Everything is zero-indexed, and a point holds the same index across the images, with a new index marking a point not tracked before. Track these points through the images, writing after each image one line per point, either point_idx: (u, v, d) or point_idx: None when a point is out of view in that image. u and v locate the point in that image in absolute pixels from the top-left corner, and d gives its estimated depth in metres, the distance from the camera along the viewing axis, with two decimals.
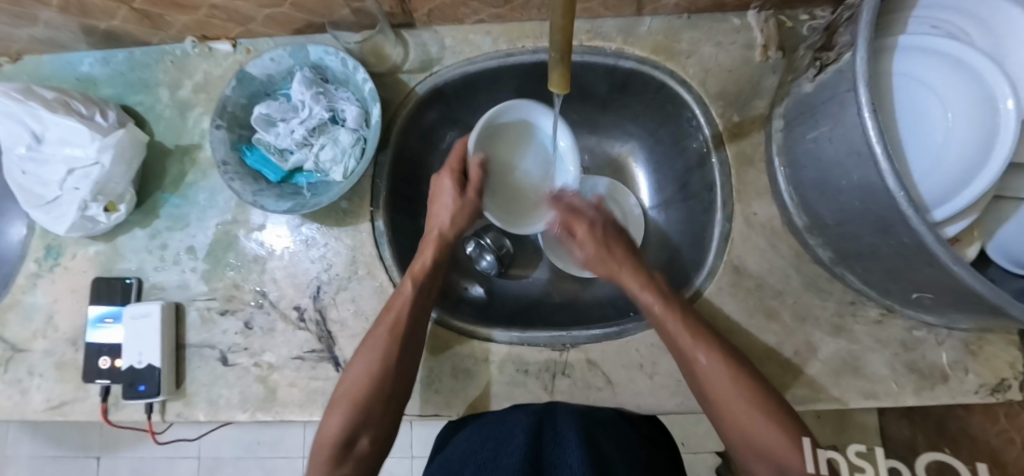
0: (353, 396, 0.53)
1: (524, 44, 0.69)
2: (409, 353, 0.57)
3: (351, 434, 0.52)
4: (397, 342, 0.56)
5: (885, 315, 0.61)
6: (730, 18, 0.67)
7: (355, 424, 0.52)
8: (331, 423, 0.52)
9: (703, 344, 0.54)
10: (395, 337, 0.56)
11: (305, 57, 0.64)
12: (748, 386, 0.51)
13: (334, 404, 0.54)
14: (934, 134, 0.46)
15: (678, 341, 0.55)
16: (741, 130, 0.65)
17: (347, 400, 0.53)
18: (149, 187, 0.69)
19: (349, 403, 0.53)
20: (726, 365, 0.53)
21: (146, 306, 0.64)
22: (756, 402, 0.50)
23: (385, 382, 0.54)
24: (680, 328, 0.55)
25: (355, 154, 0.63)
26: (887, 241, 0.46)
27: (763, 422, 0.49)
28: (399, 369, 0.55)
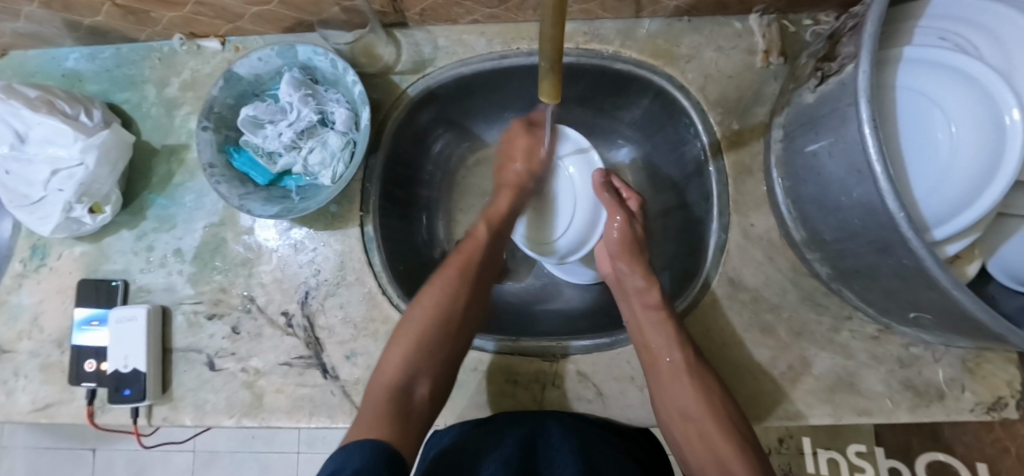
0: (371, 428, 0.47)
1: (519, 45, 0.67)
2: (474, 296, 0.60)
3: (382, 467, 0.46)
4: (465, 281, 0.59)
5: (882, 331, 0.60)
6: (732, 21, 0.65)
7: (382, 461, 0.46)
8: (392, 363, 0.53)
9: (703, 413, 0.53)
10: (465, 276, 0.59)
11: (294, 57, 0.62)
12: (733, 438, 0.51)
13: (398, 335, 0.56)
14: (938, 150, 0.44)
15: (679, 406, 0.54)
16: (740, 138, 0.63)
17: (411, 336, 0.55)
18: (136, 188, 0.67)
19: (413, 340, 0.54)
20: (717, 418, 0.53)
21: (132, 309, 0.63)
22: (742, 458, 0.50)
23: (446, 330, 0.56)
24: (681, 396, 0.54)
25: (345, 158, 0.61)
26: (886, 261, 0.45)
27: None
28: (463, 310, 0.58)
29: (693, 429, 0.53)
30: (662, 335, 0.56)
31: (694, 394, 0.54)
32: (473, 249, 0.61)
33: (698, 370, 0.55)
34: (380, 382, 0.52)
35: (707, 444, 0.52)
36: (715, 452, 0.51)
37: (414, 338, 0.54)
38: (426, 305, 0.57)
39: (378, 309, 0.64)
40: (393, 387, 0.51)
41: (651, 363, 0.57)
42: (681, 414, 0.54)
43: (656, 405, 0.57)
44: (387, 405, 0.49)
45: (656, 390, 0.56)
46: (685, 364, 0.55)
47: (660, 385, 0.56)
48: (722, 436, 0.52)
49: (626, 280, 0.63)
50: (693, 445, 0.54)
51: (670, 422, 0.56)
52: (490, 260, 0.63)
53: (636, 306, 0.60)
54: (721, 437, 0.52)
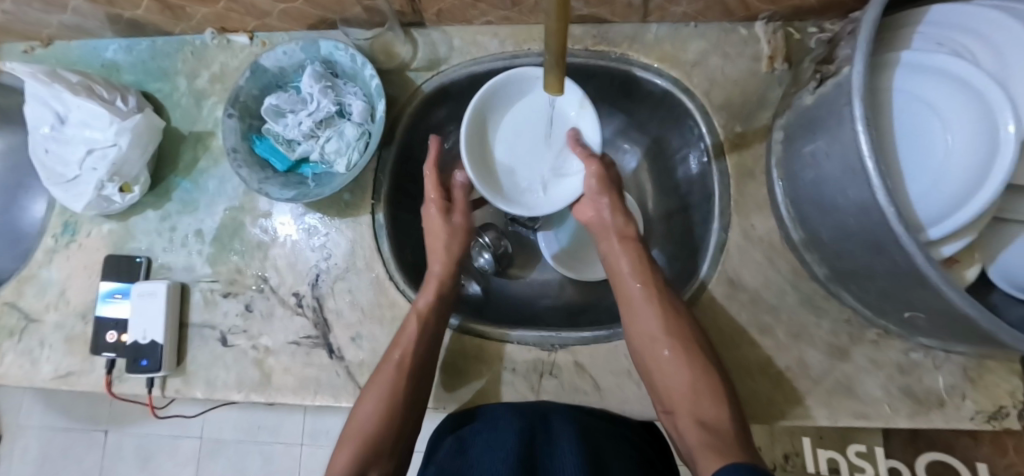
0: (362, 435, 0.54)
1: (530, 46, 0.70)
2: (424, 366, 0.59)
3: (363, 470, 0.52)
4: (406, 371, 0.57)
5: (883, 336, 0.60)
6: (738, 28, 0.67)
7: (365, 463, 0.52)
8: (341, 460, 0.52)
9: (671, 341, 0.56)
10: (404, 369, 0.57)
11: (317, 51, 0.66)
12: (694, 365, 0.54)
13: (342, 441, 0.54)
14: (933, 153, 0.46)
15: (649, 332, 0.57)
16: (743, 140, 0.65)
17: (355, 440, 0.54)
18: (163, 171, 0.71)
19: (357, 437, 0.54)
20: (680, 341, 0.56)
21: (153, 285, 0.66)
22: (704, 380, 0.53)
23: (391, 405, 0.55)
24: (649, 320, 0.57)
25: (359, 148, 0.65)
26: (881, 261, 0.46)
27: (707, 402, 0.52)
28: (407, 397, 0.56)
29: (657, 353, 0.56)
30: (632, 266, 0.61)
31: (659, 317, 0.57)
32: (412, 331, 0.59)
33: (664, 298, 0.58)
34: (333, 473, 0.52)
35: (674, 371, 0.54)
36: (680, 376, 0.54)
37: (362, 439, 0.53)
38: (371, 397, 0.56)
39: (385, 294, 0.66)
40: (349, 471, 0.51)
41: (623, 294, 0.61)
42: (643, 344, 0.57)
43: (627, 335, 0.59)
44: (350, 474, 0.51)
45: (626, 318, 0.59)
46: (653, 293, 0.59)
47: (630, 313, 0.59)
48: (684, 365, 0.54)
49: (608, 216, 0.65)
50: (659, 375, 0.56)
51: (642, 355, 0.57)
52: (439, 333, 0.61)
53: (621, 246, 0.63)
54: (685, 362, 0.54)
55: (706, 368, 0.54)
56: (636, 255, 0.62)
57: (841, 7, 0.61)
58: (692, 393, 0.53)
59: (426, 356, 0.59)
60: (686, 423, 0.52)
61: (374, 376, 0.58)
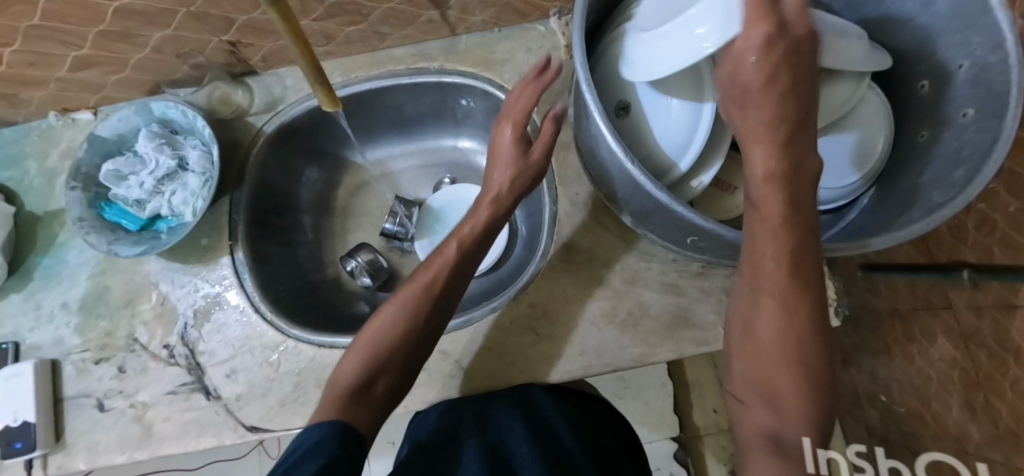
0: (375, 340, 0.52)
1: (358, 74, 0.76)
2: (438, 315, 0.55)
3: (368, 377, 0.51)
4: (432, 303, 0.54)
5: (705, 267, 0.67)
6: (536, 26, 0.76)
7: (375, 369, 0.51)
8: (347, 368, 0.51)
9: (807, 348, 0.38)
10: (432, 296, 0.54)
11: (150, 113, 0.70)
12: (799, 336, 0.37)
13: (354, 344, 0.53)
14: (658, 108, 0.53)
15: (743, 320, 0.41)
16: (556, 121, 0.72)
17: (368, 345, 0.52)
18: (23, 254, 0.73)
19: (373, 348, 0.52)
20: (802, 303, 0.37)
21: (19, 365, 0.67)
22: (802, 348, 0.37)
23: (409, 338, 0.53)
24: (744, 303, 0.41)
25: (204, 194, 0.68)
26: (643, 197, 0.52)
27: (793, 402, 0.36)
28: (422, 327, 0.53)
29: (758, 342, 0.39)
30: (774, 243, 0.37)
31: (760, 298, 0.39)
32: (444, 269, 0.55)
33: (803, 264, 0.38)
34: (336, 382, 0.51)
35: (779, 335, 0.38)
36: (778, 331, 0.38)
37: (376, 351, 0.51)
38: (389, 313, 0.53)
39: (254, 326, 0.69)
40: (348, 389, 0.50)
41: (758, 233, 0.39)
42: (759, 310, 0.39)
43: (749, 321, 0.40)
44: (354, 382, 0.50)
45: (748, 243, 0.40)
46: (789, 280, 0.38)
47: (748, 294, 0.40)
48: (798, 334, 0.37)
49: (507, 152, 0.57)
50: (755, 336, 0.39)
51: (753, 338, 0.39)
52: (461, 278, 0.57)
53: (750, 111, 0.38)
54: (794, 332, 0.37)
55: (809, 371, 0.37)
56: (789, 228, 0.37)
57: None
58: (790, 359, 0.37)
59: (460, 280, 0.56)
60: (751, 380, 0.39)
61: (405, 282, 0.55)
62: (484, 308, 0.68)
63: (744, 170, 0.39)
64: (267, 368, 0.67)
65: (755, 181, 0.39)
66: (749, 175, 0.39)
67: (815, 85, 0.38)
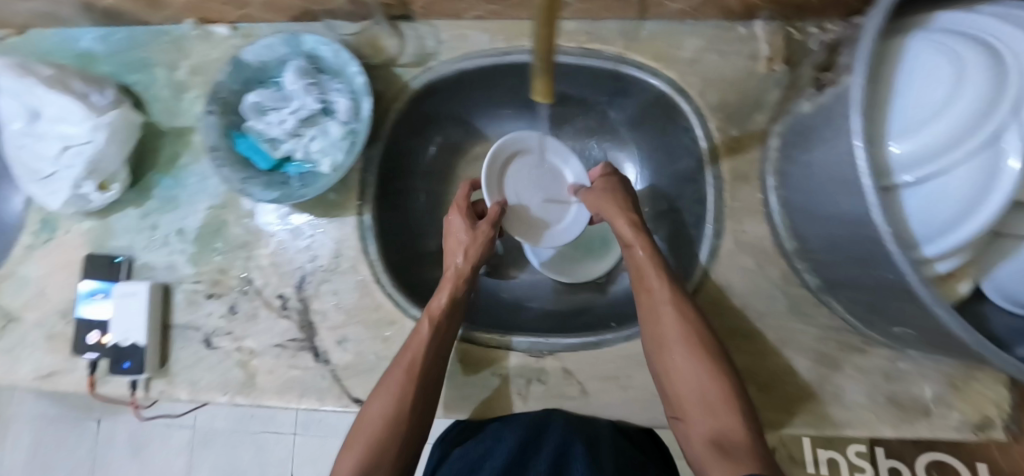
0: (365, 437, 0.53)
1: (522, 43, 0.67)
2: (427, 386, 0.57)
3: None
4: (414, 382, 0.56)
5: (869, 344, 0.59)
6: (737, 27, 0.65)
7: (367, 467, 0.51)
8: (344, 465, 0.52)
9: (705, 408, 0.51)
10: (410, 378, 0.55)
11: (298, 45, 0.63)
12: (706, 377, 0.52)
13: (352, 437, 0.54)
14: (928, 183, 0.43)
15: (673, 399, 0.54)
16: (737, 144, 0.63)
17: (364, 437, 0.53)
18: (143, 167, 0.70)
19: (367, 440, 0.53)
20: (700, 354, 0.54)
21: (134, 285, 0.65)
22: (716, 380, 0.52)
23: (397, 417, 0.54)
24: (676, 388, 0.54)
25: (345, 148, 0.63)
26: (869, 276, 0.45)
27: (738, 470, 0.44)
28: (410, 406, 0.54)
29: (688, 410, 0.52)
30: (676, 355, 0.54)
31: (693, 364, 0.53)
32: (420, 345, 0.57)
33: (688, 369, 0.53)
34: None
35: (698, 384, 0.52)
36: (694, 383, 0.52)
37: (370, 437, 0.53)
38: (378, 401, 0.55)
39: (371, 296, 0.65)
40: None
41: (648, 318, 0.57)
42: (675, 370, 0.54)
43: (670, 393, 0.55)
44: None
45: (643, 325, 0.58)
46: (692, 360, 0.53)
47: (665, 371, 0.55)
48: (711, 375, 0.52)
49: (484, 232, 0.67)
50: (675, 390, 0.54)
51: (671, 394, 0.54)
52: (442, 349, 0.59)
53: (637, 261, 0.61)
54: (698, 371, 0.53)
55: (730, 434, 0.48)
56: (673, 341, 0.55)
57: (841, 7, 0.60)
58: (710, 403, 0.51)
59: (440, 352, 0.58)
60: (698, 426, 0.51)
61: (386, 375, 0.57)
62: (618, 334, 0.63)
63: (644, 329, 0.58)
64: (380, 343, 0.64)
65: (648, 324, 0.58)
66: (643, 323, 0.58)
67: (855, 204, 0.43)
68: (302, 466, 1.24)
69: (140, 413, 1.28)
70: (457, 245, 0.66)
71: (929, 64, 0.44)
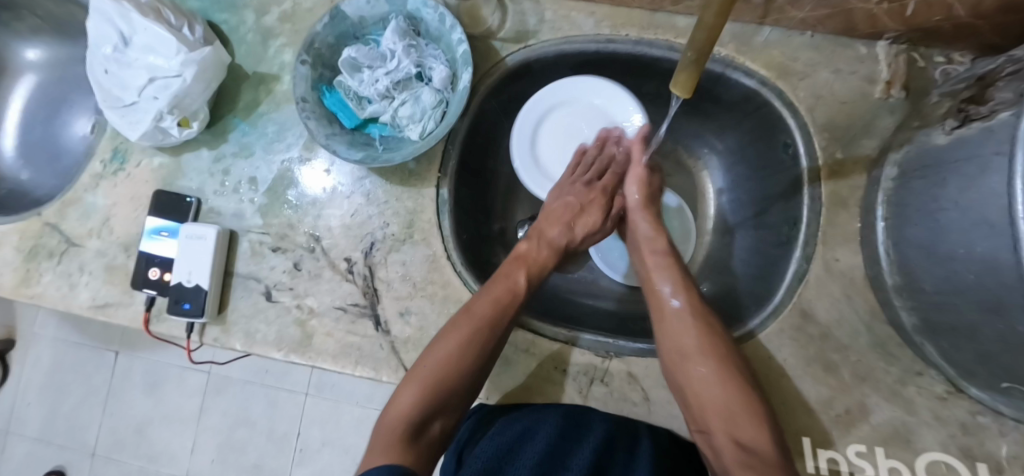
0: (430, 376, 0.52)
1: (628, 32, 0.64)
2: (488, 347, 0.55)
3: (423, 418, 0.51)
4: (485, 329, 0.55)
5: (952, 393, 0.57)
6: (857, 45, 0.62)
7: (427, 407, 0.51)
8: (403, 401, 0.51)
9: (729, 419, 0.51)
10: (488, 325, 0.55)
11: (402, 5, 0.61)
12: (723, 385, 0.53)
13: (409, 376, 0.53)
14: None
15: (692, 407, 0.54)
16: (841, 168, 0.61)
17: (426, 377, 0.52)
18: (221, 109, 0.68)
19: (429, 381, 0.52)
20: (721, 361, 0.54)
21: (202, 228, 0.64)
22: (740, 389, 0.53)
23: (460, 366, 0.53)
24: (696, 396, 0.54)
25: (435, 117, 0.61)
26: (993, 323, 0.43)
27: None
28: (474, 356, 0.54)
29: (712, 419, 0.52)
30: (699, 366, 0.54)
31: (710, 372, 0.54)
32: (502, 291, 0.58)
33: (721, 377, 0.53)
34: (391, 417, 0.50)
35: (718, 390, 0.53)
36: (714, 393, 0.53)
37: (432, 380, 0.52)
38: (440, 349, 0.54)
39: (439, 273, 0.64)
40: (405, 426, 0.50)
41: (664, 325, 0.59)
42: (693, 374, 0.54)
43: (684, 399, 0.55)
44: (407, 419, 0.50)
45: (660, 336, 0.59)
46: (720, 369, 0.54)
47: (682, 378, 0.55)
48: (733, 382, 0.53)
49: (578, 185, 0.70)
50: (693, 394, 0.54)
51: (690, 401, 0.54)
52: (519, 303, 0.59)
53: (662, 274, 0.63)
54: (717, 379, 0.53)
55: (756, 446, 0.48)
56: (699, 348, 0.55)
57: (980, 38, 0.56)
58: (731, 411, 0.51)
59: (518, 305, 0.58)
60: (718, 430, 0.52)
61: (455, 320, 0.56)
62: None
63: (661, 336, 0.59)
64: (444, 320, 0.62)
65: (669, 334, 0.58)
66: (663, 327, 0.59)
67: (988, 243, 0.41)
68: (310, 428, 1.24)
69: (189, 358, 1.31)
70: (557, 201, 0.68)
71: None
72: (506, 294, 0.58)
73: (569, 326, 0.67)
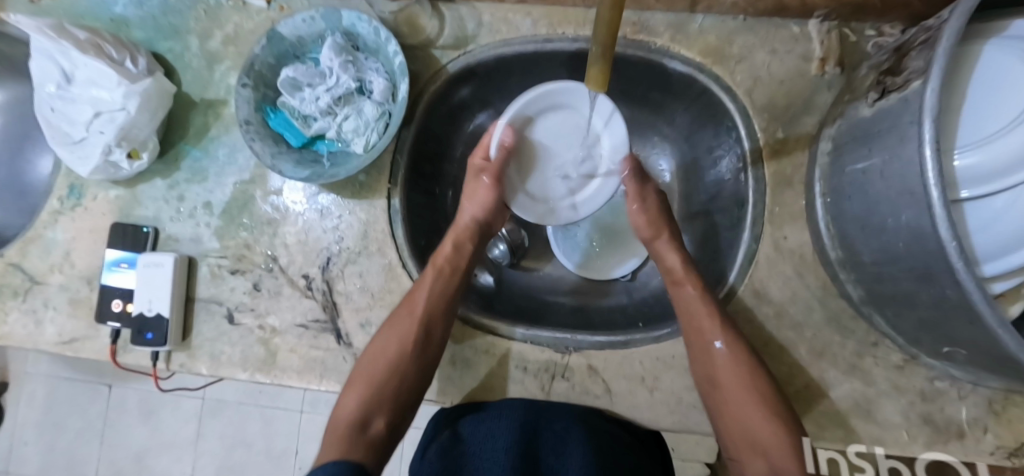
0: (368, 376, 0.56)
1: (566, 30, 0.65)
2: (420, 347, 0.57)
3: (364, 415, 0.54)
4: (420, 324, 0.58)
5: (908, 361, 0.57)
6: (790, 25, 0.63)
7: (369, 405, 0.55)
8: (346, 406, 0.55)
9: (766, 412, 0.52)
10: (416, 317, 0.58)
11: (338, 21, 0.62)
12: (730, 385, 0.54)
13: (349, 386, 0.57)
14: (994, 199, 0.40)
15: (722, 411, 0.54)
16: (783, 147, 0.61)
17: (364, 380, 0.56)
18: (172, 137, 0.69)
19: (365, 385, 0.56)
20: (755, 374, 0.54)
21: (159, 256, 0.64)
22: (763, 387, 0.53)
23: (392, 362, 0.56)
24: (734, 396, 0.53)
25: (378, 129, 0.61)
26: (926, 290, 0.43)
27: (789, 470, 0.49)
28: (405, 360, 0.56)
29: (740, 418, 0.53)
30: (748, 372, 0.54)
31: (750, 384, 0.53)
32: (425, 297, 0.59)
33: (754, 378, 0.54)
34: (338, 420, 0.54)
35: (729, 395, 0.54)
36: (743, 392, 0.53)
37: (368, 382, 0.56)
38: (379, 352, 0.57)
39: (396, 281, 0.64)
40: (349, 426, 0.53)
41: (706, 354, 0.55)
42: (721, 382, 0.54)
43: (713, 398, 0.55)
44: (351, 422, 0.53)
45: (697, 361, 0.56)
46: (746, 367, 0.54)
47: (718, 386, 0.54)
48: (741, 375, 0.54)
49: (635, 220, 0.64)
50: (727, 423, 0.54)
51: (715, 404, 0.55)
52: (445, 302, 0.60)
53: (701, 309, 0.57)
54: (751, 382, 0.53)
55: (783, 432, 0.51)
56: (738, 351, 0.54)
57: (906, 9, 0.57)
58: (751, 421, 0.52)
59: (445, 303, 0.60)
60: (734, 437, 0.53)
61: (393, 317, 0.60)
62: (646, 335, 0.62)
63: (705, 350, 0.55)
64: None
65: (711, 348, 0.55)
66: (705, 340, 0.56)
67: (913, 210, 0.41)
68: (308, 443, 1.24)
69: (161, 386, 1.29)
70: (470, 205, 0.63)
71: (1009, 75, 0.41)
72: (423, 297, 0.59)
73: (528, 324, 0.66)
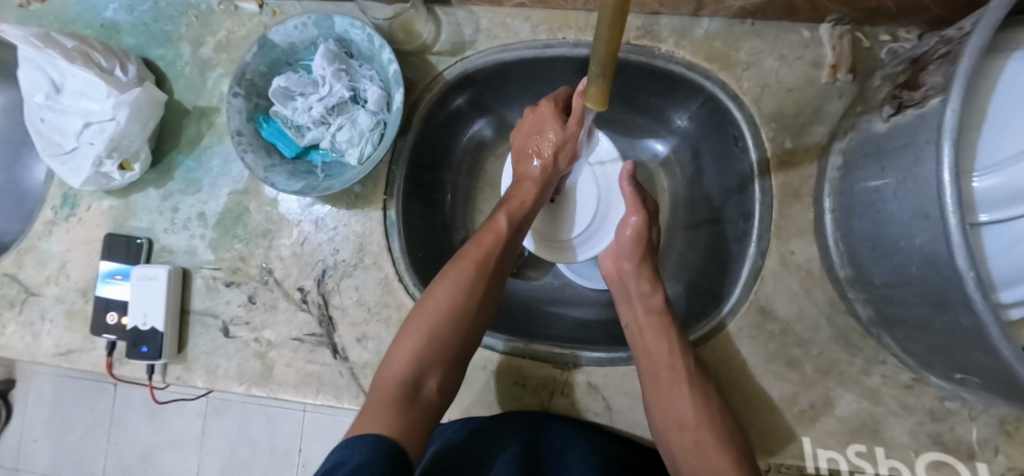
0: (417, 348, 0.51)
1: (566, 35, 0.62)
2: (481, 295, 0.55)
3: (419, 374, 0.50)
4: (482, 280, 0.55)
5: (917, 380, 0.55)
6: (800, 29, 0.60)
7: (426, 358, 0.51)
8: (403, 353, 0.51)
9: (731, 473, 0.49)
10: (482, 268, 0.55)
11: (330, 27, 0.60)
12: (695, 441, 0.52)
13: (410, 324, 0.53)
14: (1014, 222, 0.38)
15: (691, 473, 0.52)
16: (791, 158, 0.59)
17: (419, 328, 0.52)
18: (165, 146, 0.67)
19: (419, 332, 0.52)
20: (719, 429, 0.52)
21: (153, 269, 0.63)
22: (727, 446, 0.51)
23: (457, 333, 0.52)
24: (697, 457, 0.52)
25: (373, 139, 0.60)
26: (939, 317, 0.41)
27: None
28: (464, 315, 0.53)
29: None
30: (704, 427, 0.52)
31: (714, 441, 0.51)
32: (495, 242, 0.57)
33: (718, 437, 0.52)
34: (386, 377, 0.50)
35: (699, 455, 0.52)
36: (705, 452, 0.51)
37: (423, 329, 0.52)
38: (428, 311, 0.53)
39: (392, 295, 0.63)
40: (401, 384, 0.49)
41: (664, 412, 0.54)
42: (678, 440, 0.53)
43: (680, 457, 0.53)
44: (398, 402, 0.47)
45: (657, 417, 0.55)
46: (709, 423, 0.52)
47: (683, 445, 0.53)
48: (704, 435, 0.52)
49: (631, 283, 0.61)
50: None
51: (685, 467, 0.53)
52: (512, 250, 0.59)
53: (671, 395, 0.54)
54: (715, 442, 0.51)
55: None
56: (702, 404, 0.53)
57: (923, 13, 0.54)
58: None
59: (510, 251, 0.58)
60: None
61: (450, 267, 0.56)
62: None
63: (671, 409, 0.54)
64: None
65: (684, 417, 0.53)
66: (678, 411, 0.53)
67: (929, 235, 0.38)
68: (311, 442, 1.24)
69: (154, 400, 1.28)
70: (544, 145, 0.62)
71: None
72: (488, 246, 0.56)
73: (527, 337, 0.65)
